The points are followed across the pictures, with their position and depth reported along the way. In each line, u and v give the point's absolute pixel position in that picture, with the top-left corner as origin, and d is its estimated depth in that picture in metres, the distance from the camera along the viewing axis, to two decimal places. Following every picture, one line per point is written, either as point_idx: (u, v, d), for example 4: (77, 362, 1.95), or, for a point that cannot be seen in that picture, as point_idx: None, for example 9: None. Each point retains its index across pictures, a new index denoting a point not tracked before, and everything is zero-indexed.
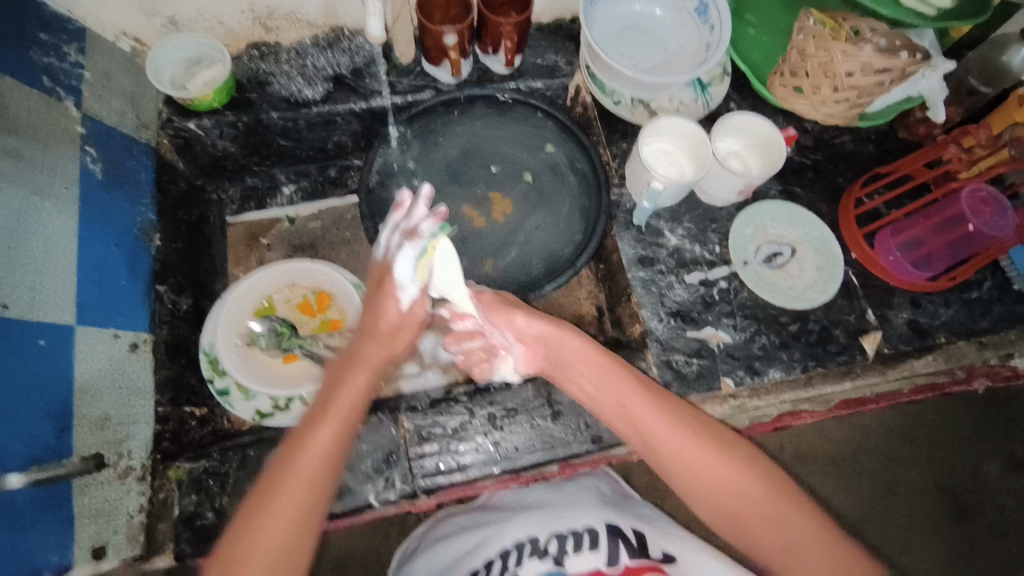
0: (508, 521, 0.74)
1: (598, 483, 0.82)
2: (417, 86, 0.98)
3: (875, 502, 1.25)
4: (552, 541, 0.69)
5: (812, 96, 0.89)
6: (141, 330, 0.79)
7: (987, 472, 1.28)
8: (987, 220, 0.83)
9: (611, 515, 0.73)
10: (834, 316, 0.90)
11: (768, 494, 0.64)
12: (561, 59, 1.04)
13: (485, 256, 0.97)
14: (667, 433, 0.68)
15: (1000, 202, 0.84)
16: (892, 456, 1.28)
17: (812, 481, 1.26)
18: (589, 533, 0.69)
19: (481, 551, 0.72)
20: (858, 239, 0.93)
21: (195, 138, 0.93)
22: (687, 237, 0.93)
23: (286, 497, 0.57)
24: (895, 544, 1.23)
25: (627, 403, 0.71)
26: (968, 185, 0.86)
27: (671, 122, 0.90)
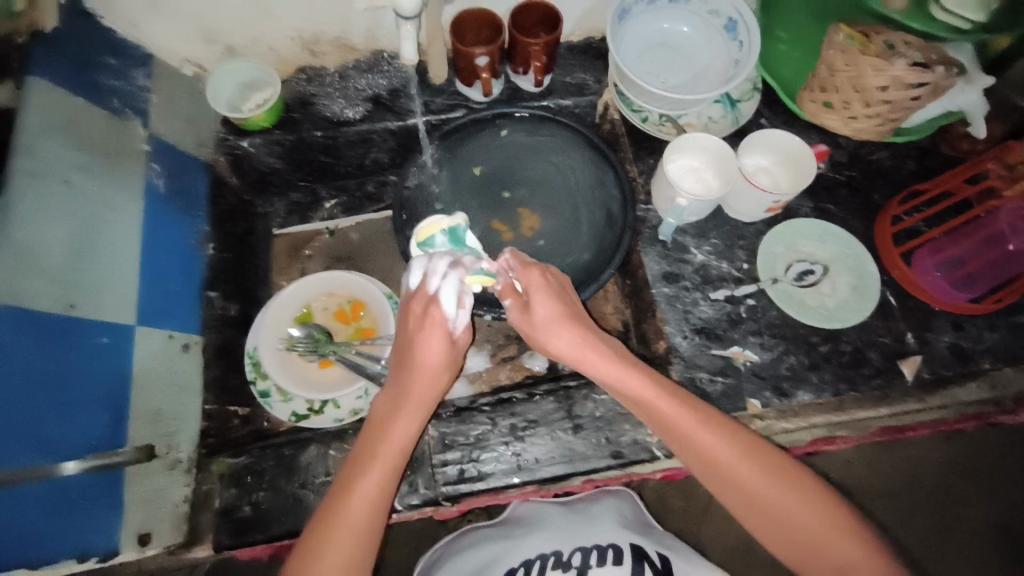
0: (532, 536, 0.79)
1: (621, 505, 0.86)
2: (449, 104, 1.04)
3: (922, 536, 1.19)
4: (576, 554, 0.74)
5: (842, 111, 0.87)
6: (192, 332, 0.86)
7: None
8: None
9: (634, 537, 0.76)
10: (868, 338, 0.87)
11: (819, 518, 0.63)
12: (590, 77, 1.07)
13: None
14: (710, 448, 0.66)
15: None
16: (943, 490, 1.21)
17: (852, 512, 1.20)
18: (612, 549, 0.73)
19: (505, 560, 0.76)
20: (896, 259, 0.90)
21: (246, 155, 1.01)
22: (714, 253, 0.93)
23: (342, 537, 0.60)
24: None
25: (671, 419, 0.67)
26: (1011, 202, 0.83)
27: (697, 138, 0.91)
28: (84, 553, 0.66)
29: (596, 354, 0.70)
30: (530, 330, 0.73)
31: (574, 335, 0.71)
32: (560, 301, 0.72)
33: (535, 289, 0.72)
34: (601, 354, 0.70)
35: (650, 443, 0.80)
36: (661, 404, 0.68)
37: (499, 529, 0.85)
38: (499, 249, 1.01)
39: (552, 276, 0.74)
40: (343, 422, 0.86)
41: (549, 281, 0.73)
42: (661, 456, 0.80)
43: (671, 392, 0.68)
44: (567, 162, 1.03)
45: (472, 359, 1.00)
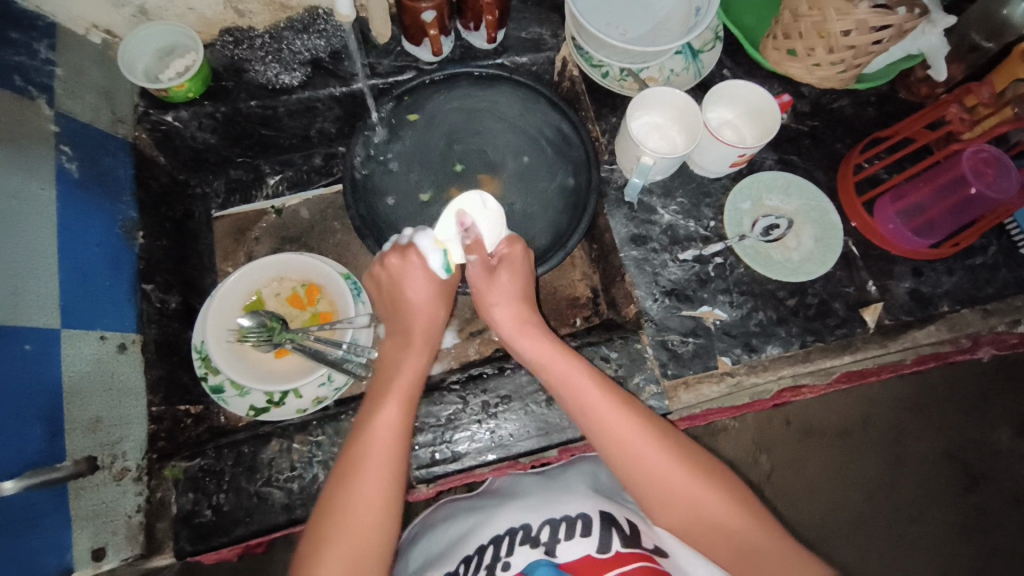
0: (500, 510, 0.76)
1: (596, 467, 0.82)
2: (397, 67, 0.96)
3: (881, 470, 1.25)
4: (545, 527, 0.71)
5: (805, 59, 0.84)
6: (129, 330, 0.78)
7: (996, 437, 1.27)
8: (990, 182, 0.79)
9: (605, 502, 0.73)
10: (833, 289, 0.88)
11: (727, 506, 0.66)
12: (546, 31, 1.00)
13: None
14: (648, 460, 0.67)
15: (1004, 162, 0.80)
16: (898, 425, 1.27)
17: (814, 452, 1.26)
18: (581, 519, 0.70)
19: (476, 536, 0.75)
20: (857, 208, 0.90)
21: (173, 132, 0.91)
22: (681, 213, 0.91)
23: (364, 484, 0.62)
24: (900, 511, 1.24)
25: (609, 432, 0.69)
26: (970, 145, 0.81)
27: (661, 93, 0.86)
28: None
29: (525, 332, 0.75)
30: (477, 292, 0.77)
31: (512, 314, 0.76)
32: (520, 301, 0.76)
33: (512, 261, 0.76)
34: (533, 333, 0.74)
35: None
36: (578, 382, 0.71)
37: (471, 501, 0.83)
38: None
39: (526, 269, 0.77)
40: (306, 412, 0.82)
41: (523, 267, 0.77)
42: None
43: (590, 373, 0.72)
44: (527, 124, 0.97)
45: (439, 336, 0.97)
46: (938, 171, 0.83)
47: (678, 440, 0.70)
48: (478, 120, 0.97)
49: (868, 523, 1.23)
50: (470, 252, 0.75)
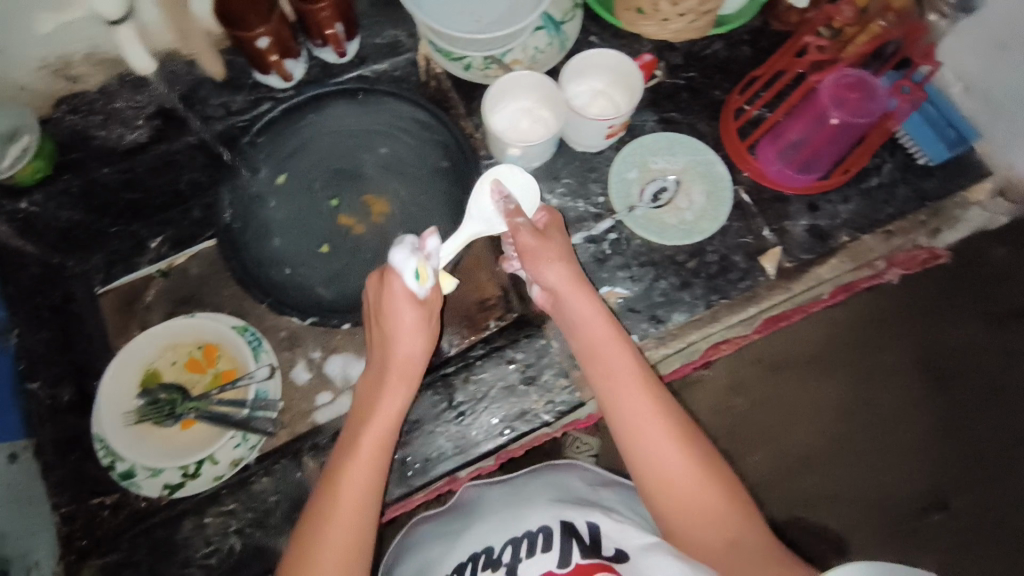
0: (470, 532, 0.76)
1: (567, 479, 0.81)
2: (252, 100, 0.92)
3: (860, 390, 1.16)
4: (506, 549, 0.71)
5: (655, 16, 0.80)
6: (19, 438, 0.79)
7: (953, 332, 1.10)
8: (853, 108, 0.77)
9: (567, 512, 0.72)
10: (731, 242, 0.86)
11: (720, 500, 0.64)
12: (401, 32, 0.95)
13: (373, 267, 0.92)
14: (636, 405, 0.68)
15: (868, 84, 0.76)
16: (873, 339, 1.18)
17: (789, 388, 1.15)
18: (541, 535, 0.70)
19: (442, 564, 0.75)
20: (742, 154, 0.88)
21: (33, 217, 0.87)
22: (568, 194, 0.89)
23: (342, 524, 0.62)
24: (870, 427, 1.12)
25: (613, 369, 0.70)
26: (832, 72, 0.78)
27: (518, 77, 0.83)
28: None
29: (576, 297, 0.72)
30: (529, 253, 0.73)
31: (580, 299, 0.72)
32: (571, 264, 0.73)
33: (551, 226, 0.75)
34: (582, 296, 0.72)
35: (539, 410, 0.79)
36: (610, 361, 0.70)
37: (440, 522, 0.82)
38: (352, 243, 0.93)
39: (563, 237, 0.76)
40: (222, 478, 0.80)
41: (565, 249, 0.75)
42: (553, 419, 0.79)
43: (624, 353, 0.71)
44: (407, 135, 0.93)
45: (354, 367, 0.92)
46: (808, 107, 0.81)
47: (691, 434, 0.67)
48: (349, 137, 0.94)
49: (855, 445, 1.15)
50: (513, 215, 0.73)
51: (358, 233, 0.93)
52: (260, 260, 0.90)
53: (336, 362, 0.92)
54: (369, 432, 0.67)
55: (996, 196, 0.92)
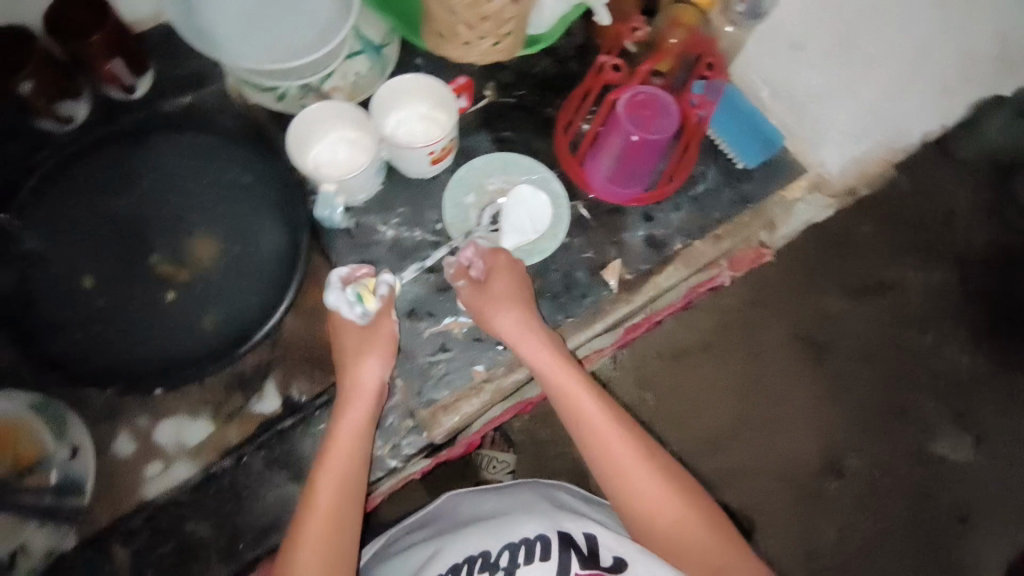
0: (467, 531, 0.76)
1: (556, 490, 0.83)
2: (31, 149, 0.85)
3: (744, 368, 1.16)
4: (504, 553, 0.72)
5: (456, 39, 0.78)
6: None
7: (827, 304, 1.16)
8: (651, 124, 0.79)
9: (562, 519, 0.75)
10: (571, 259, 0.86)
11: (693, 518, 0.69)
12: (206, 61, 0.91)
13: (206, 313, 0.81)
14: (602, 427, 0.72)
15: (660, 100, 0.79)
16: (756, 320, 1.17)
17: (692, 372, 1.17)
18: (540, 542, 0.72)
19: (436, 561, 0.74)
20: (573, 167, 0.88)
21: None
22: (403, 224, 0.85)
23: (314, 528, 0.65)
24: (783, 404, 1.16)
25: (582, 412, 0.73)
26: (628, 90, 0.80)
27: (325, 109, 0.79)
28: None
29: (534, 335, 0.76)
30: (478, 305, 0.77)
31: (533, 340, 0.75)
32: (523, 302, 0.76)
33: (497, 270, 0.78)
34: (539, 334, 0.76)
35: (382, 453, 0.77)
36: (576, 396, 0.73)
37: (432, 526, 0.81)
38: (177, 289, 0.82)
39: (520, 276, 0.78)
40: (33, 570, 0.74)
41: (516, 290, 0.77)
42: (401, 461, 0.78)
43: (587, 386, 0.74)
44: (226, 165, 0.86)
45: (190, 430, 0.81)
46: (611, 129, 0.83)
47: (654, 450, 0.73)
48: (160, 176, 0.85)
49: (748, 419, 1.16)
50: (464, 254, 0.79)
51: (177, 278, 0.83)
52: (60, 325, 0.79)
53: (166, 430, 0.81)
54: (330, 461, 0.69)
55: (813, 193, 0.97)
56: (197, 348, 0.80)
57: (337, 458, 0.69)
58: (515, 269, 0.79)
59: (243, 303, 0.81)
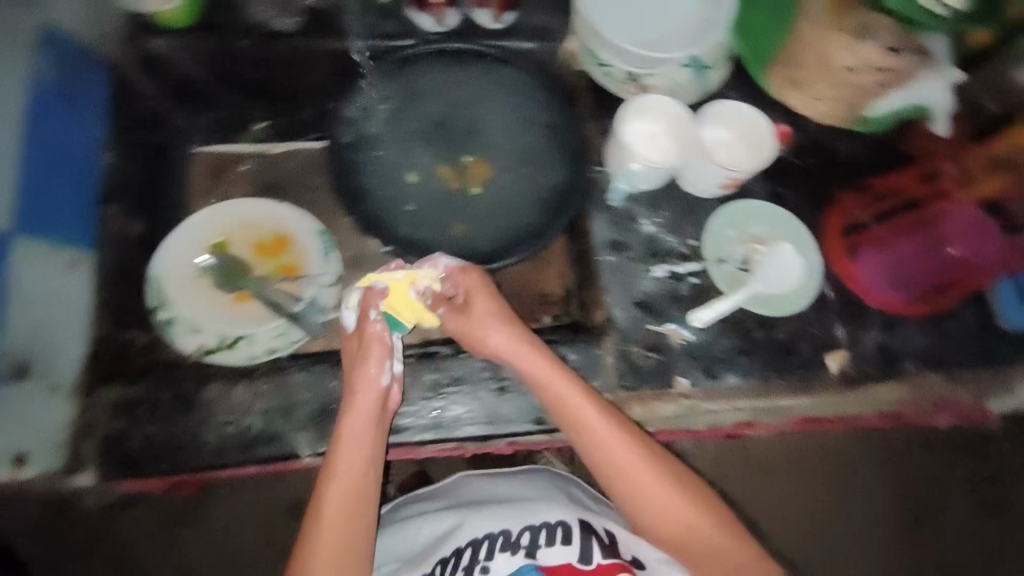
0: (482, 510, 0.76)
1: (569, 487, 0.83)
2: (397, 31, 0.92)
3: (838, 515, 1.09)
4: (524, 533, 0.71)
5: (808, 90, 0.91)
6: (83, 250, 0.77)
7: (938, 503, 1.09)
8: (969, 242, 0.83)
9: (584, 512, 0.74)
10: (802, 328, 0.86)
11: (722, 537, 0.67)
12: (553, 20, 0.93)
13: (478, 228, 0.93)
14: (646, 479, 0.69)
15: (986, 227, 0.84)
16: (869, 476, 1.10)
17: (778, 484, 1.11)
18: (561, 527, 0.71)
19: (454, 537, 0.74)
20: (840, 251, 0.89)
21: (162, 58, 0.85)
22: (664, 227, 0.89)
23: (331, 529, 0.65)
24: (846, 562, 1.09)
25: (624, 466, 0.69)
26: (957, 205, 0.85)
27: (659, 101, 0.83)
28: None
29: (563, 380, 0.71)
30: (463, 335, 0.74)
31: (562, 386, 0.71)
32: (512, 325, 0.72)
33: (475, 292, 0.74)
34: (568, 375, 0.71)
35: None
36: (601, 432, 0.70)
37: (450, 501, 0.82)
38: (458, 202, 0.94)
39: (499, 295, 0.75)
40: (256, 359, 0.79)
41: (503, 309, 0.73)
42: None
43: (619, 423, 0.71)
44: (524, 110, 0.95)
45: None
46: (920, 231, 0.86)
47: (680, 468, 0.71)
48: (463, 107, 0.96)
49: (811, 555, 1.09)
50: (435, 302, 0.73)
51: (459, 190, 0.95)
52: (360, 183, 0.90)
53: None
54: (335, 464, 0.67)
55: None
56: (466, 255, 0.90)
57: (339, 467, 0.67)
58: (492, 290, 0.74)
59: (511, 227, 0.92)
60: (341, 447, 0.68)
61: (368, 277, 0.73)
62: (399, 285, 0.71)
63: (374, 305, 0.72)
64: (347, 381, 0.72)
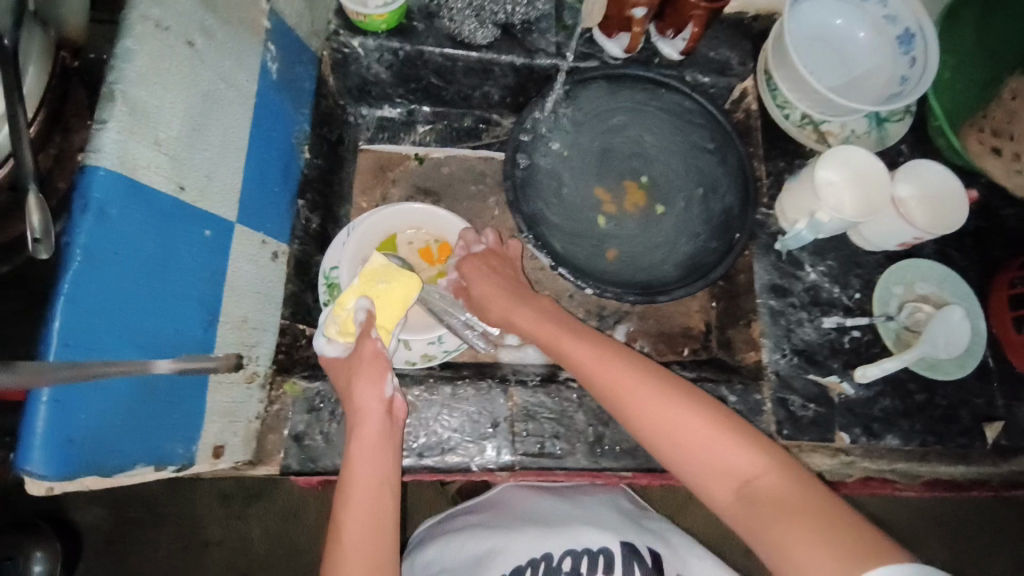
0: (521, 531, 0.78)
1: (615, 498, 0.86)
2: (583, 53, 0.93)
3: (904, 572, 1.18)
4: (566, 558, 0.73)
5: (1009, 161, 0.88)
6: (282, 240, 0.76)
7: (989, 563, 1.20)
8: None
9: (625, 533, 0.76)
10: (962, 396, 0.85)
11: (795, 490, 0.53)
12: (735, 57, 0.96)
13: (657, 251, 0.93)
14: (686, 421, 0.60)
15: None
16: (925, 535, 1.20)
17: None
18: (604, 553, 0.73)
19: (497, 560, 0.76)
20: (1006, 319, 0.87)
21: (352, 57, 0.89)
22: (828, 276, 0.89)
23: (354, 535, 0.59)
24: None
25: (659, 418, 0.61)
26: None
27: (848, 152, 0.83)
28: (160, 462, 0.57)
29: (574, 338, 0.71)
30: (480, 300, 0.81)
31: (604, 356, 0.68)
32: (520, 293, 0.79)
33: (473, 272, 0.83)
34: (580, 335, 0.71)
35: None
36: (613, 375, 0.65)
37: (489, 516, 0.84)
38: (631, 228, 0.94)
39: (494, 265, 0.83)
40: (414, 365, 0.82)
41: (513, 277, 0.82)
42: None
43: (626, 362, 0.66)
44: (674, 129, 0.95)
45: None
46: None
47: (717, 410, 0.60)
48: (610, 133, 0.96)
49: None
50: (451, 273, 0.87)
51: (630, 216, 0.95)
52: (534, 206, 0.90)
53: None
54: (354, 478, 0.62)
55: None
56: (657, 277, 0.90)
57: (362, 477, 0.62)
58: (507, 262, 0.85)
59: (694, 246, 0.92)
60: (355, 460, 0.63)
61: (345, 299, 0.72)
62: (393, 296, 0.73)
63: (372, 324, 0.71)
64: (348, 411, 0.68)
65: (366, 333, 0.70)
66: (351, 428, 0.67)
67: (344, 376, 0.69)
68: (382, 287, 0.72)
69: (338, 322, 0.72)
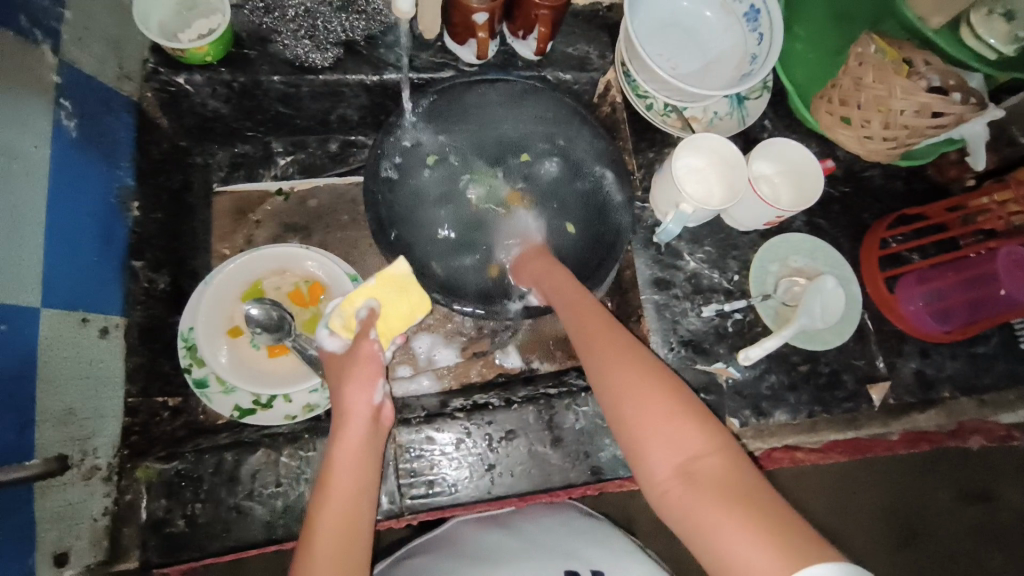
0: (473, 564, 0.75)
1: (561, 517, 0.86)
2: (436, 63, 0.88)
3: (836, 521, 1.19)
4: None
5: (858, 129, 0.83)
6: (113, 313, 0.71)
7: (927, 500, 1.21)
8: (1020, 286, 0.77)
9: (571, 562, 0.75)
10: (845, 360, 0.87)
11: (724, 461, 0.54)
12: (593, 51, 0.94)
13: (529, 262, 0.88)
14: (651, 400, 0.59)
15: None
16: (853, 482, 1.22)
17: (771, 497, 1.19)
18: None
19: None
20: (878, 280, 0.89)
21: (183, 95, 0.81)
22: (706, 262, 0.89)
23: (325, 542, 0.59)
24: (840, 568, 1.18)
25: (636, 420, 0.59)
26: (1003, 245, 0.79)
27: (699, 138, 0.82)
28: None
29: (572, 303, 0.73)
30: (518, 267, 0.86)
31: (588, 319, 0.70)
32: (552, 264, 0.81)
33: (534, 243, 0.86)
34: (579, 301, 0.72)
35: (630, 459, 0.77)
36: (597, 335, 0.67)
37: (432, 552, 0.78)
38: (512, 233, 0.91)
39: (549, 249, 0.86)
40: (295, 419, 0.77)
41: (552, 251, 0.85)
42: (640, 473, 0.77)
43: (611, 328, 0.68)
44: (529, 112, 0.90)
45: (441, 352, 0.94)
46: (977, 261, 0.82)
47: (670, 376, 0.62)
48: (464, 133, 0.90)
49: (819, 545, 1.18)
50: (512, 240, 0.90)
51: (527, 212, 0.92)
52: (405, 234, 0.87)
53: (426, 341, 0.94)
54: (336, 479, 0.63)
55: None
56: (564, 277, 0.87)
57: (343, 485, 0.63)
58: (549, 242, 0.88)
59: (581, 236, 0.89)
60: (338, 463, 0.64)
61: (354, 297, 0.71)
62: (395, 311, 0.72)
63: (373, 324, 0.71)
64: (336, 412, 0.69)
65: (365, 333, 0.71)
66: (336, 429, 0.68)
67: (341, 377, 0.70)
68: (391, 297, 0.72)
69: (342, 320, 0.72)
